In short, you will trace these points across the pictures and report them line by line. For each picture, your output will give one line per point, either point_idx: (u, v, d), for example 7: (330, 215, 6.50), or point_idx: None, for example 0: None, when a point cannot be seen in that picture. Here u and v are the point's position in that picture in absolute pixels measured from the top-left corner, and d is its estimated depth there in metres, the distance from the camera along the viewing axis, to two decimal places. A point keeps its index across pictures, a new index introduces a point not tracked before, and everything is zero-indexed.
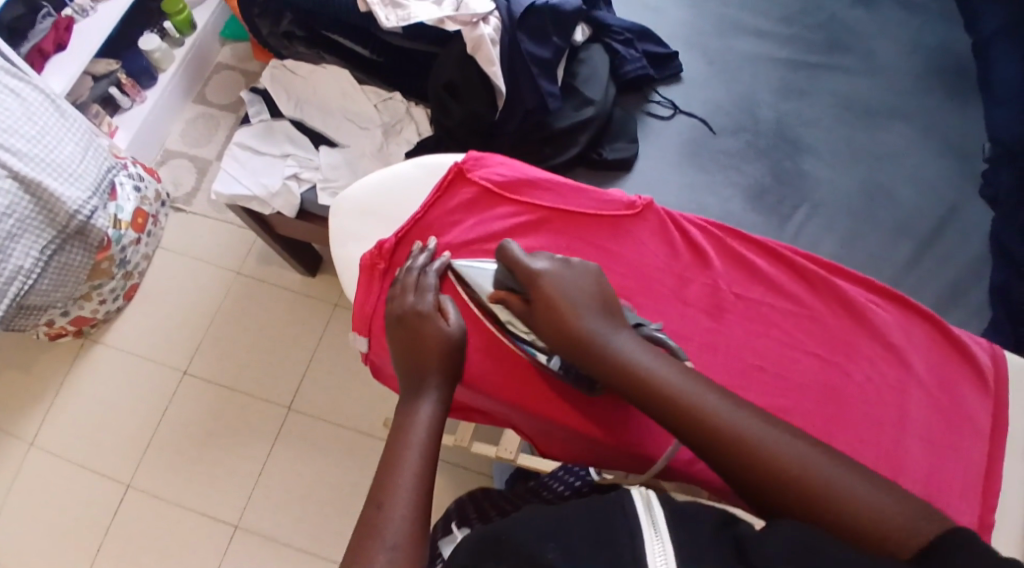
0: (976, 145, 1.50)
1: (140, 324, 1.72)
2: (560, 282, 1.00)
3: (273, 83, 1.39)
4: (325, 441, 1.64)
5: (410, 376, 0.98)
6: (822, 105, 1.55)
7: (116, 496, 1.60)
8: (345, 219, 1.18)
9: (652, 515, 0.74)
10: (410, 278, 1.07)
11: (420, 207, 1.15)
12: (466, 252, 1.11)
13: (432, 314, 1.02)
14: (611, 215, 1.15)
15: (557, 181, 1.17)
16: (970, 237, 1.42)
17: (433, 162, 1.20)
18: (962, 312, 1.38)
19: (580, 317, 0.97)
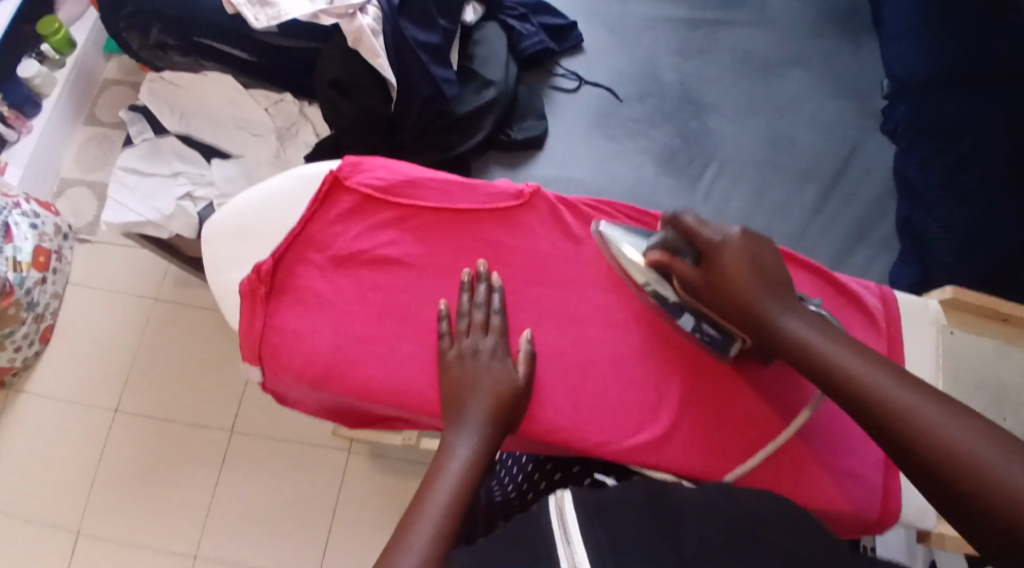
0: (874, 85, 1.51)
1: (64, 365, 1.65)
2: (739, 253, 0.90)
3: (153, 98, 1.35)
4: (273, 459, 1.60)
5: (450, 412, 0.92)
6: (723, 62, 1.54)
7: (65, 547, 1.55)
8: (219, 245, 1.05)
9: (566, 531, 0.75)
10: (474, 315, 0.97)
11: (297, 222, 1.01)
12: (353, 266, 1.00)
13: (497, 364, 0.95)
14: (499, 208, 1.04)
15: (443, 178, 1.04)
16: (874, 175, 1.45)
17: (309, 170, 1.06)
18: (871, 247, 1.41)
19: (757, 289, 0.89)
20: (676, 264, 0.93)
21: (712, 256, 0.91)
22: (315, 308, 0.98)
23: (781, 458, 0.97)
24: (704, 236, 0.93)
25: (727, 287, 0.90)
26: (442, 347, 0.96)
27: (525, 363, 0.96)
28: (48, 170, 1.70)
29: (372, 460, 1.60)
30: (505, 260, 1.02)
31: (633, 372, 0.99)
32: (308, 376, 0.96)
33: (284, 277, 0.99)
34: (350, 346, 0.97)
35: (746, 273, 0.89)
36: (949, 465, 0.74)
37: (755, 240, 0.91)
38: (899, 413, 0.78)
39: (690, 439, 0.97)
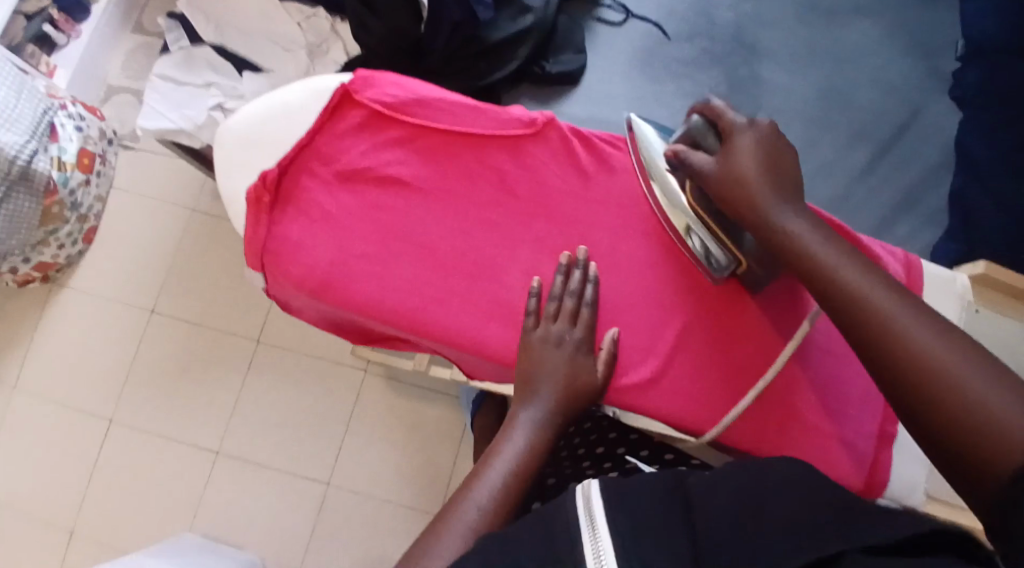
0: (948, 41, 1.40)
1: (105, 264, 1.71)
2: (755, 144, 0.90)
3: (189, 6, 1.37)
4: (297, 371, 1.66)
5: (524, 392, 0.94)
6: (785, 3, 1.43)
7: (100, 435, 1.65)
8: (229, 151, 1.02)
9: (591, 517, 0.66)
10: (564, 305, 0.97)
11: (305, 132, 1.01)
12: (357, 181, 1.01)
13: (578, 358, 0.95)
14: (508, 134, 1.03)
15: (455, 101, 1.03)
16: (932, 140, 1.37)
17: (317, 78, 1.03)
18: (915, 217, 1.35)
19: (766, 184, 0.88)
20: (693, 156, 0.94)
21: (728, 148, 0.91)
22: (318, 222, 0.99)
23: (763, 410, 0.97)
24: (729, 126, 0.93)
25: (734, 177, 0.89)
26: (526, 327, 0.97)
27: (604, 362, 0.96)
28: (94, 75, 1.72)
29: (388, 380, 1.65)
30: (506, 188, 1.02)
31: (626, 315, 0.99)
32: (307, 287, 0.98)
33: (290, 188, 1.00)
34: (348, 261, 0.98)
35: (759, 169, 0.88)
36: (920, 384, 0.72)
37: (776, 138, 0.91)
38: (891, 333, 0.75)
39: (678, 388, 0.97)
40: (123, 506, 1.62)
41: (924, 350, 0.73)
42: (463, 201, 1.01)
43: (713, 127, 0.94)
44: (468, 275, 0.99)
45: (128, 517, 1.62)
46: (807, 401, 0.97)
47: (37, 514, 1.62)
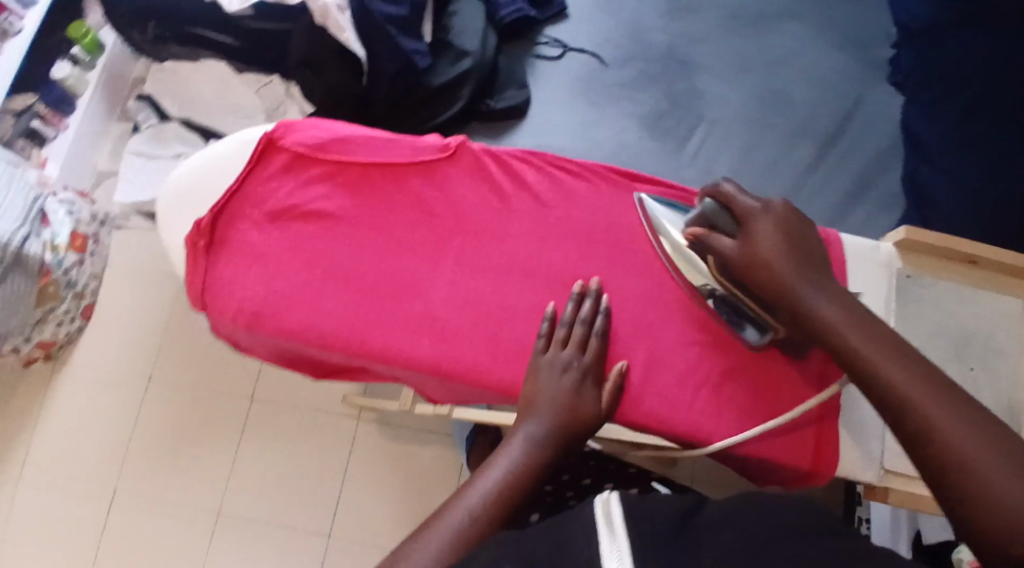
0: (880, 33, 1.47)
1: (104, 341, 1.76)
2: (775, 226, 0.85)
3: (157, 86, 1.53)
4: (290, 425, 1.68)
5: (522, 412, 0.85)
6: (714, 20, 1.52)
7: (104, 506, 1.66)
8: (170, 208, 0.98)
9: (612, 523, 0.64)
10: (574, 334, 0.91)
11: (233, 181, 0.96)
12: (286, 222, 0.95)
13: (583, 388, 0.87)
14: (429, 164, 0.98)
15: (373, 133, 0.99)
16: (873, 128, 1.42)
17: (246, 130, 1.01)
18: (869, 202, 1.37)
19: (795, 269, 0.83)
20: (716, 240, 0.88)
21: (747, 230, 0.86)
22: (251, 260, 0.94)
23: (722, 405, 0.92)
24: (743, 210, 0.87)
25: (759, 263, 0.84)
26: (534, 350, 0.90)
27: (608, 392, 0.89)
28: (84, 165, 1.79)
29: (380, 427, 1.66)
30: (433, 213, 0.96)
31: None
32: (241, 323, 0.92)
33: (223, 232, 0.95)
34: (283, 295, 0.92)
35: (782, 250, 0.84)
36: (947, 459, 0.69)
37: (793, 220, 0.86)
38: (910, 402, 0.71)
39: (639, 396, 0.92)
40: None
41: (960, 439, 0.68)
42: (391, 228, 0.96)
43: (726, 209, 0.89)
44: (408, 299, 0.93)
45: None
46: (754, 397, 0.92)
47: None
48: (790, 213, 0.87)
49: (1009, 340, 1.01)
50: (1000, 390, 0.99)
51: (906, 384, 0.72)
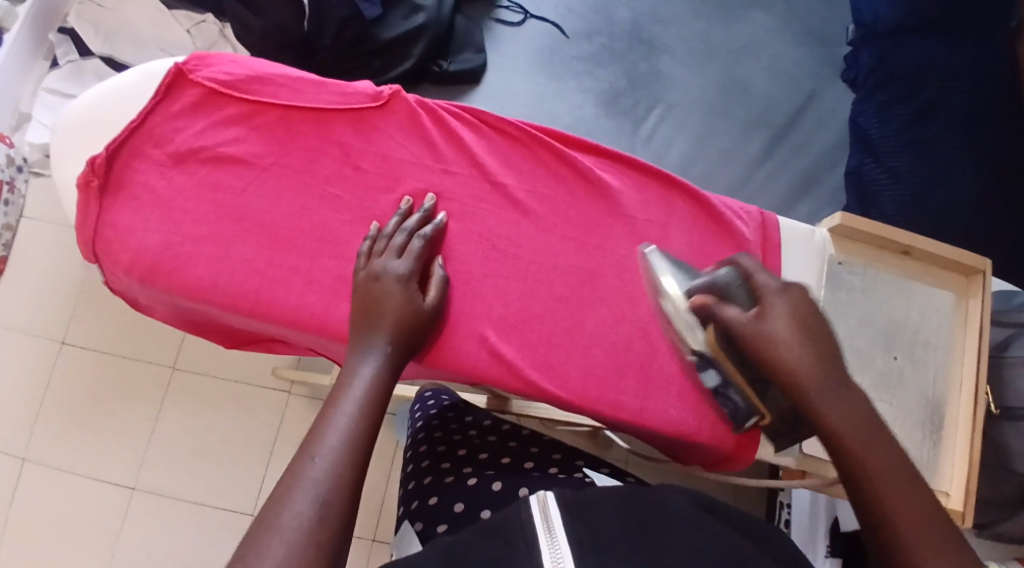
0: (840, 28, 1.42)
1: (18, 299, 1.51)
2: (791, 324, 0.74)
3: (81, 19, 1.44)
4: (215, 398, 1.47)
5: (354, 335, 0.79)
6: (679, 1, 1.44)
7: (10, 475, 1.43)
8: (63, 136, 0.88)
9: (550, 522, 0.65)
10: (390, 240, 0.83)
11: (136, 114, 0.86)
12: (196, 164, 0.86)
13: (407, 290, 0.80)
14: (353, 114, 0.89)
15: (297, 75, 0.89)
16: (828, 123, 1.36)
17: (154, 62, 0.90)
18: (818, 195, 1.32)
19: (817, 365, 0.73)
20: (721, 314, 0.77)
21: (766, 312, 0.75)
22: (151, 206, 0.85)
23: (650, 389, 0.86)
24: (761, 290, 0.76)
25: (775, 361, 0.73)
26: (355, 269, 0.83)
27: (437, 288, 0.83)
28: (4, 104, 1.49)
29: (311, 404, 1.46)
30: (357, 166, 0.88)
31: (503, 308, 0.86)
32: (142, 275, 0.83)
33: (122, 171, 0.85)
34: (186, 246, 0.84)
35: (803, 345, 0.73)
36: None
37: (814, 305, 0.76)
38: (877, 494, 0.69)
39: (567, 375, 0.85)
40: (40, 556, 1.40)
41: None
42: (308, 177, 0.87)
43: (741, 284, 0.78)
44: (325, 256, 0.85)
45: None
46: (691, 385, 0.86)
47: None
48: (812, 308, 0.76)
49: (940, 336, 0.98)
50: (926, 387, 0.97)
51: (887, 485, 0.69)
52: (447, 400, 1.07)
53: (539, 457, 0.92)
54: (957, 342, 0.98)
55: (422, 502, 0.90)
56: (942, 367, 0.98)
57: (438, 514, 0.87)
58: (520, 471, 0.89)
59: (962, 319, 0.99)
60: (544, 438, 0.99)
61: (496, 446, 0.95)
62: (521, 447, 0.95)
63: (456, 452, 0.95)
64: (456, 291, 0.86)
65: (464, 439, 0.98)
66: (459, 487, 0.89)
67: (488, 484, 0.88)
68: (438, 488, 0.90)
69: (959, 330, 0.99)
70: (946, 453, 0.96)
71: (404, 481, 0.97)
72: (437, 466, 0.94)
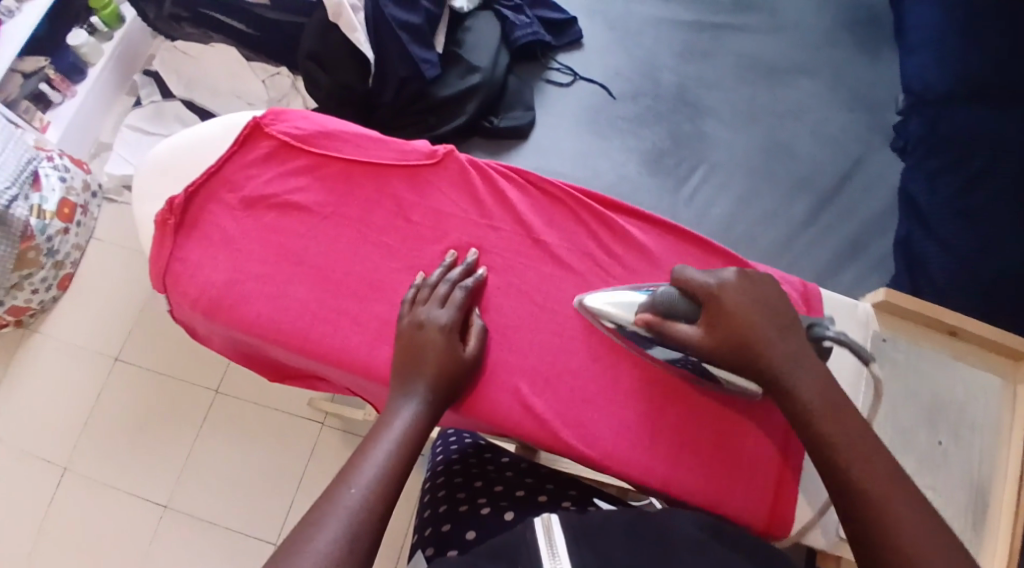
0: (889, 98, 1.42)
1: (80, 316, 1.60)
2: (743, 303, 0.83)
3: (165, 64, 1.53)
4: (253, 423, 1.53)
5: (397, 379, 0.84)
6: (726, 65, 1.48)
7: (53, 482, 1.50)
8: (146, 176, 0.97)
9: (551, 541, 0.70)
10: (434, 292, 0.89)
11: (215, 160, 0.94)
12: (262, 209, 0.93)
13: (449, 339, 0.85)
14: (408, 171, 0.96)
15: (360, 131, 0.97)
16: (875, 191, 1.37)
17: (233, 114, 0.99)
18: (861, 266, 1.32)
19: (773, 338, 0.82)
20: (671, 321, 0.85)
21: (713, 309, 0.83)
22: (218, 244, 0.92)
23: (677, 452, 0.88)
24: (700, 288, 0.85)
25: (736, 341, 0.82)
26: (400, 316, 0.88)
27: (476, 338, 0.88)
28: (86, 134, 1.65)
29: (344, 436, 1.51)
30: (408, 218, 0.94)
31: (537, 363, 0.91)
32: (202, 306, 0.90)
33: (196, 212, 0.93)
34: (246, 282, 0.90)
35: (756, 320, 0.82)
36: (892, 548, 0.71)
37: (750, 286, 0.85)
38: (848, 470, 0.75)
39: (594, 432, 0.89)
40: (73, 564, 1.46)
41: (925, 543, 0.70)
42: (363, 227, 0.93)
43: (681, 291, 0.86)
44: (373, 302, 0.90)
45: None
46: (712, 445, 0.89)
47: None
48: (758, 283, 0.85)
49: (986, 417, 1.02)
50: (971, 468, 1.02)
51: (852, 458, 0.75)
52: (465, 434, 1.11)
53: (554, 491, 0.96)
54: (1004, 424, 1.03)
55: (436, 529, 0.94)
56: (988, 449, 1.03)
57: (452, 540, 0.91)
58: (533, 504, 0.93)
59: (1010, 402, 1.03)
60: (557, 476, 1.02)
61: (510, 479, 0.99)
62: (536, 482, 0.98)
63: (472, 483, 0.99)
64: (493, 342, 0.91)
65: (480, 471, 1.01)
66: (473, 515, 0.93)
67: (500, 515, 0.92)
68: (452, 516, 0.94)
69: (1007, 413, 1.03)
70: (992, 531, 1.00)
71: (420, 509, 1.01)
72: (452, 495, 0.97)
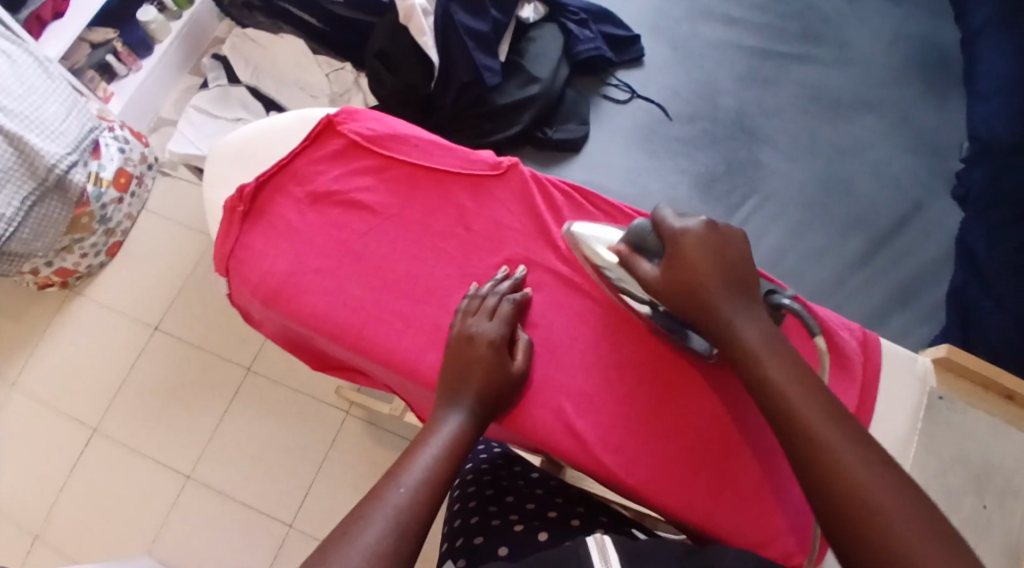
0: (954, 144, 1.42)
1: (124, 282, 1.64)
2: (702, 251, 0.85)
3: (234, 50, 1.57)
4: (282, 404, 1.55)
5: (445, 388, 0.87)
6: (787, 96, 1.48)
7: (83, 441, 1.55)
8: (219, 164, 1.02)
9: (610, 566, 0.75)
10: (484, 303, 0.91)
11: (287, 153, 0.98)
12: (326, 205, 0.96)
13: (497, 352, 0.87)
14: (471, 180, 0.98)
15: (428, 137, 0.99)
16: (933, 237, 1.36)
17: (310, 109, 1.03)
18: (910, 314, 1.31)
19: (724, 291, 0.84)
20: (639, 264, 0.88)
21: (673, 256, 0.86)
22: (282, 236, 0.95)
23: (720, 495, 0.88)
24: (669, 232, 0.87)
25: (688, 289, 0.84)
26: (450, 324, 0.91)
27: (524, 353, 0.90)
28: (147, 108, 1.69)
29: (366, 427, 1.52)
30: (467, 226, 0.96)
31: (584, 384, 0.92)
32: (262, 294, 0.93)
33: (264, 202, 0.96)
34: (305, 275, 0.93)
35: (712, 272, 0.84)
36: (825, 472, 0.74)
37: (722, 236, 0.86)
38: (790, 406, 0.78)
39: (638, 461, 0.89)
40: (92, 525, 1.50)
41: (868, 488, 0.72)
42: (423, 231, 0.96)
43: (655, 231, 0.88)
44: (427, 305, 0.93)
45: (91, 539, 1.49)
46: (757, 486, 0.88)
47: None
48: (727, 234, 0.86)
49: None
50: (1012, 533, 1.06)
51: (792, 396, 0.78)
52: (497, 448, 1.12)
53: (584, 516, 0.97)
54: None
55: (467, 540, 0.96)
56: None
57: (484, 552, 0.93)
58: (565, 527, 0.94)
59: None
60: (586, 499, 1.04)
61: (542, 498, 1.00)
62: (567, 504, 1.00)
63: (503, 498, 1.00)
64: (540, 359, 0.92)
65: (511, 486, 1.03)
66: (505, 531, 0.94)
67: (533, 534, 0.93)
68: (484, 528, 0.96)
69: None
70: None
71: (451, 518, 1.03)
72: (484, 508, 0.99)
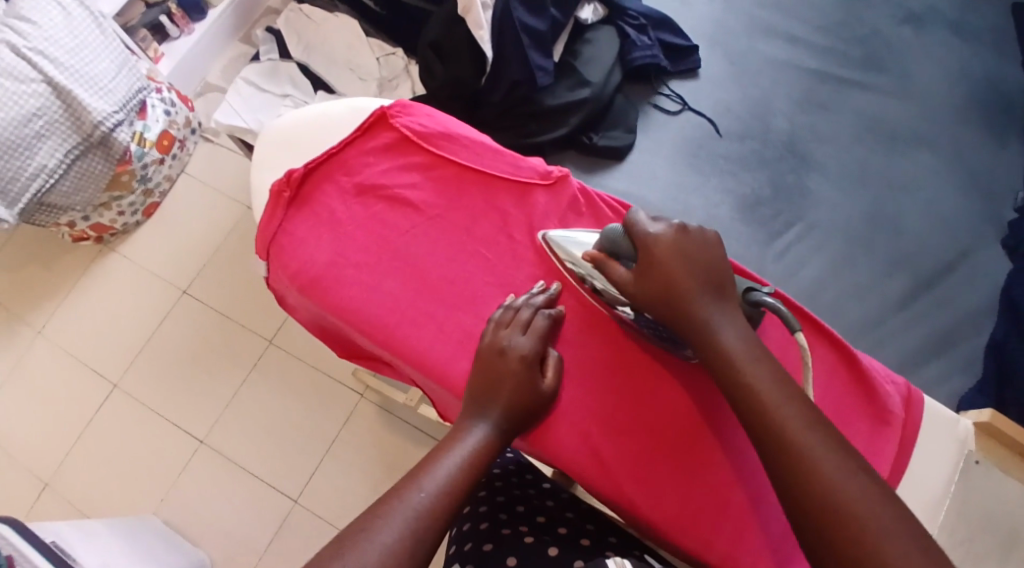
0: (1008, 192, 1.38)
1: (157, 243, 1.65)
2: (676, 248, 0.85)
3: (287, 25, 1.56)
4: (301, 382, 1.55)
5: (474, 399, 0.86)
6: (842, 123, 1.45)
7: (103, 395, 1.56)
8: (267, 144, 1.02)
9: None
10: (518, 316, 0.89)
11: (338, 142, 0.98)
12: (371, 199, 0.96)
13: (529, 368, 0.87)
14: (518, 187, 0.97)
15: (480, 139, 0.98)
16: (976, 285, 1.33)
17: (363, 99, 1.03)
18: (944, 361, 1.29)
19: (695, 288, 0.84)
20: (613, 268, 0.87)
21: (644, 254, 0.86)
22: (325, 225, 0.95)
23: (744, 537, 0.86)
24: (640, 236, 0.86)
25: (660, 285, 0.84)
26: (484, 333, 0.90)
27: (554, 370, 0.89)
28: (195, 72, 1.69)
29: (381, 414, 1.52)
30: (510, 233, 0.95)
31: (614, 408, 0.90)
32: (300, 282, 0.93)
33: (311, 188, 0.96)
34: (344, 267, 0.93)
35: (684, 269, 0.84)
36: (804, 478, 0.75)
37: (696, 234, 0.86)
38: (763, 408, 0.78)
39: (661, 492, 0.88)
40: (103, 480, 1.51)
41: (856, 497, 0.73)
42: (466, 235, 0.95)
43: (627, 233, 0.88)
44: (463, 309, 0.92)
45: (101, 494, 1.51)
46: (778, 534, 0.86)
47: (15, 465, 1.53)
48: (701, 234, 0.87)
49: None
50: None
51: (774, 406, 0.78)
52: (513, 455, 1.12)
53: (595, 536, 0.97)
54: None
55: (476, 545, 0.95)
56: None
57: (492, 561, 0.92)
58: (577, 545, 0.94)
59: None
60: (599, 516, 1.03)
61: (554, 512, 1.00)
62: (580, 521, 0.99)
63: (516, 507, 1.00)
64: (572, 378, 0.91)
65: (524, 495, 1.02)
66: (515, 542, 0.94)
67: (544, 548, 0.92)
68: (494, 536, 0.95)
69: None
70: None
71: (461, 522, 1.02)
72: (495, 515, 0.98)
